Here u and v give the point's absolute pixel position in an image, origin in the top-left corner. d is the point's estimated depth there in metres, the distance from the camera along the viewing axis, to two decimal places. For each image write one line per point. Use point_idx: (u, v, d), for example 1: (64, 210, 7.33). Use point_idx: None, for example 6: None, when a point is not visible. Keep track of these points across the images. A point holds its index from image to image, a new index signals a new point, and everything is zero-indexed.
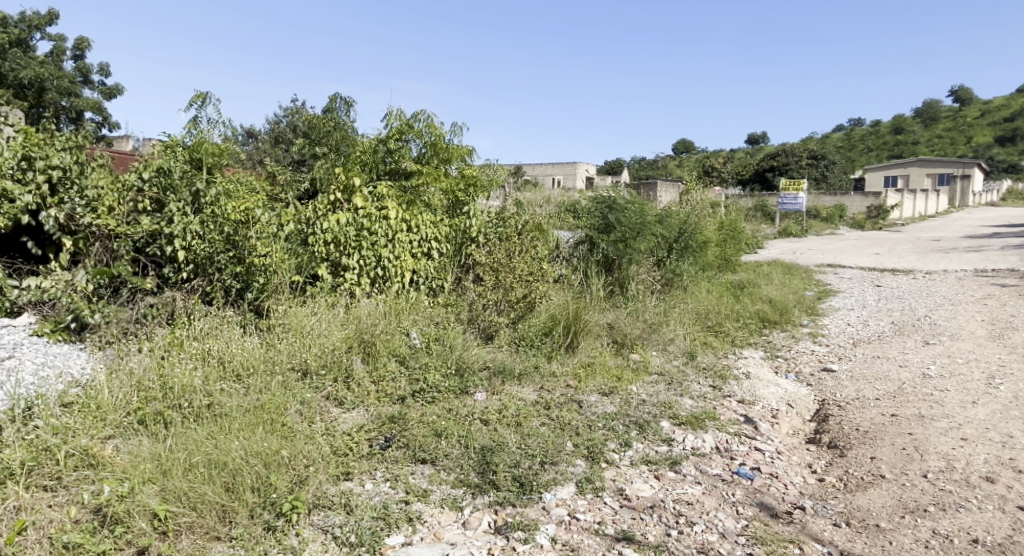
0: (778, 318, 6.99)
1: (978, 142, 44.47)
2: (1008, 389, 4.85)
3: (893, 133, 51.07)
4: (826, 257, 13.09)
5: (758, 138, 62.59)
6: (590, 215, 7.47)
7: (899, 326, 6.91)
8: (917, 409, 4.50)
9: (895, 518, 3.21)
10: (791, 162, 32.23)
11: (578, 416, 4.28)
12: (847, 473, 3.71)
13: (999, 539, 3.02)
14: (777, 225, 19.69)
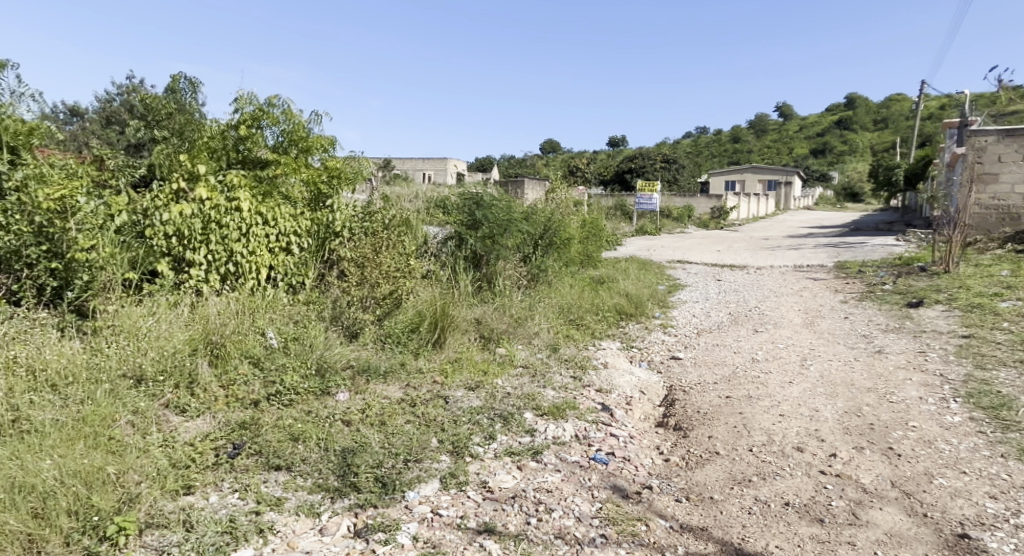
0: (633, 311, 7.34)
1: (799, 154, 49.74)
2: (817, 368, 5.43)
3: (732, 141, 55.75)
4: (676, 253, 13.99)
5: (618, 142, 65.78)
6: (458, 210, 7.43)
7: (735, 316, 7.51)
8: (747, 390, 4.91)
9: (725, 489, 3.46)
10: (646, 166, 34.13)
11: (443, 412, 4.24)
12: (689, 452, 3.96)
13: (805, 500, 3.32)
14: (634, 224, 20.72)
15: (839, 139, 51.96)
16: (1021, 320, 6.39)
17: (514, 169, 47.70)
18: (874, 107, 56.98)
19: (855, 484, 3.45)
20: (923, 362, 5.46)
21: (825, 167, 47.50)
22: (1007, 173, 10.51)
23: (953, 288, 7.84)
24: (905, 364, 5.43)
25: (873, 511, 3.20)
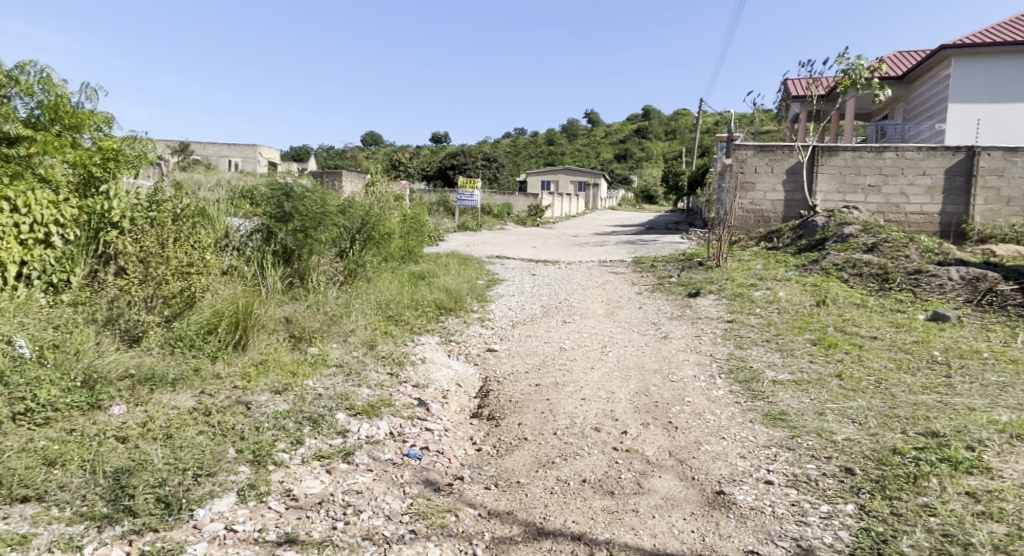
0: (453, 305, 7.33)
1: (604, 158, 53.39)
2: (615, 354, 5.81)
3: (546, 143, 58.41)
4: (495, 249, 14.29)
5: (440, 138, 66.23)
6: (266, 201, 6.84)
7: (547, 308, 7.82)
8: (554, 377, 5.11)
9: (531, 472, 3.56)
10: (469, 162, 34.63)
11: (244, 419, 3.90)
12: (499, 440, 4.03)
13: (601, 475, 3.51)
14: (456, 219, 20.89)
15: (639, 144, 56.57)
16: (770, 305, 7.38)
17: (330, 161, 45.87)
18: (666, 118, 62.74)
19: (641, 457, 3.72)
20: (696, 344, 6.10)
21: (627, 171, 51.45)
22: (760, 183, 11.98)
23: (722, 280, 8.84)
24: (684, 347, 6.02)
25: (654, 479, 3.46)
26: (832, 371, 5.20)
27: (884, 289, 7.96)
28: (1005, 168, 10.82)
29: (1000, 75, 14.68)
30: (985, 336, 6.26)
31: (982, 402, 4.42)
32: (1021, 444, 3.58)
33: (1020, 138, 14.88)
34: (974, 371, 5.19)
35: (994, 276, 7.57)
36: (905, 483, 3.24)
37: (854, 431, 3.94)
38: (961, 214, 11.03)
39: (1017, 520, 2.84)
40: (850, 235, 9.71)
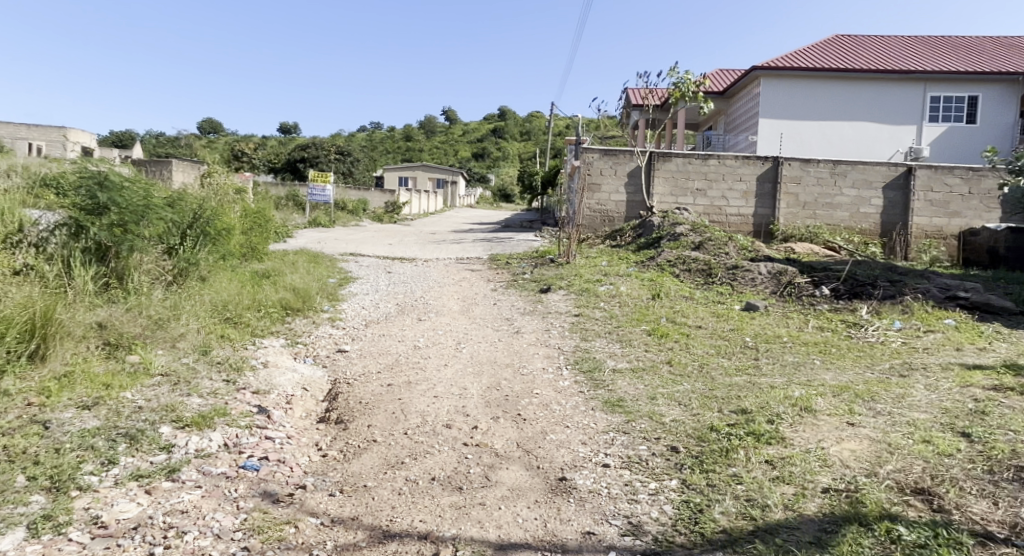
0: (300, 305, 7.01)
1: (462, 156, 53.61)
2: (468, 350, 5.86)
3: (403, 139, 57.69)
4: (348, 246, 13.87)
5: (289, 129, 63.29)
6: (74, 191, 6.08)
7: (401, 306, 7.73)
8: (407, 376, 5.07)
9: (379, 475, 3.50)
10: (321, 155, 33.37)
11: (42, 441, 3.48)
12: (347, 444, 3.92)
13: (451, 472, 3.52)
14: (306, 215, 20.09)
15: (495, 142, 57.42)
16: (611, 300, 7.81)
17: (160, 149, 42.13)
18: (518, 120, 64.23)
19: (490, 450, 3.78)
20: (545, 338, 6.32)
21: (485, 169, 52.02)
22: (605, 184, 12.61)
23: (571, 276, 9.22)
24: (534, 341, 6.21)
25: (501, 471, 3.52)
26: (663, 358, 5.62)
27: (708, 283, 8.72)
28: (802, 177, 12.25)
29: (798, 95, 16.64)
30: (786, 323, 7.06)
31: (781, 380, 5.00)
32: (810, 415, 4.09)
33: (814, 151, 16.91)
34: (778, 353, 5.85)
35: (794, 271, 8.57)
36: (718, 457, 3.57)
37: (679, 413, 4.29)
38: (770, 216, 12.32)
39: (803, 481, 3.24)
40: (680, 234, 10.50)
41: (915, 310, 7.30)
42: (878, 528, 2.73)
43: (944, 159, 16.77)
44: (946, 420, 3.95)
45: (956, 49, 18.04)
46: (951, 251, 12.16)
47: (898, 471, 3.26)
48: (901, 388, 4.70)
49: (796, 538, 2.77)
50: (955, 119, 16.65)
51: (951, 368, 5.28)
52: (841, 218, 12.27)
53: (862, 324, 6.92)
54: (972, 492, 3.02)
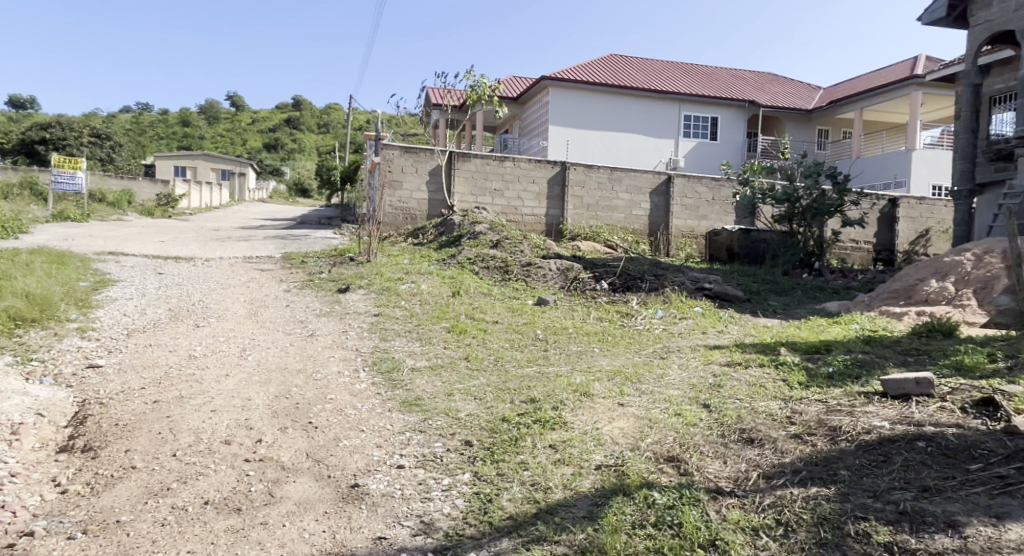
0: (38, 316, 6.05)
1: (252, 146, 49.81)
2: (254, 357, 5.50)
3: (181, 124, 52.44)
4: (107, 244, 12.26)
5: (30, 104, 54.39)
6: None
7: (174, 312, 7.03)
8: (178, 390, 4.61)
9: (137, 507, 3.13)
10: (69, 137, 29.46)
11: None
12: (96, 475, 3.46)
13: (227, 493, 3.26)
14: (50, 208, 17.42)
15: (288, 133, 54.33)
16: (411, 298, 7.80)
17: None
18: (314, 112, 61.66)
19: (276, 464, 3.57)
20: (342, 339, 6.14)
21: (278, 161, 48.96)
22: (406, 182, 12.50)
23: (371, 274, 9.05)
24: (330, 343, 6.00)
25: (287, 486, 3.35)
26: (461, 354, 5.75)
27: (505, 280, 9.06)
28: (585, 181, 13.20)
29: (580, 106, 17.97)
30: (571, 315, 7.58)
31: (565, 368, 5.37)
32: (587, 399, 4.44)
33: (595, 158, 18.33)
34: (564, 344, 6.27)
35: (579, 267, 9.23)
36: (507, 446, 3.73)
37: (474, 406, 4.41)
38: (559, 217, 13.11)
39: (580, 460, 3.50)
40: (479, 233, 10.77)
41: (673, 300, 8.24)
42: (638, 496, 3.02)
43: (700, 169, 19.10)
44: (693, 394, 4.53)
45: (704, 77, 20.72)
46: (701, 248, 13.94)
47: (655, 443, 3.66)
48: (661, 369, 5.30)
49: (572, 515, 2.98)
50: (706, 135, 19.07)
51: (699, 349, 6.06)
52: (618, 219, 13.42)
53: (632, 314, 7.66)
54: (710, 455, 3.48)
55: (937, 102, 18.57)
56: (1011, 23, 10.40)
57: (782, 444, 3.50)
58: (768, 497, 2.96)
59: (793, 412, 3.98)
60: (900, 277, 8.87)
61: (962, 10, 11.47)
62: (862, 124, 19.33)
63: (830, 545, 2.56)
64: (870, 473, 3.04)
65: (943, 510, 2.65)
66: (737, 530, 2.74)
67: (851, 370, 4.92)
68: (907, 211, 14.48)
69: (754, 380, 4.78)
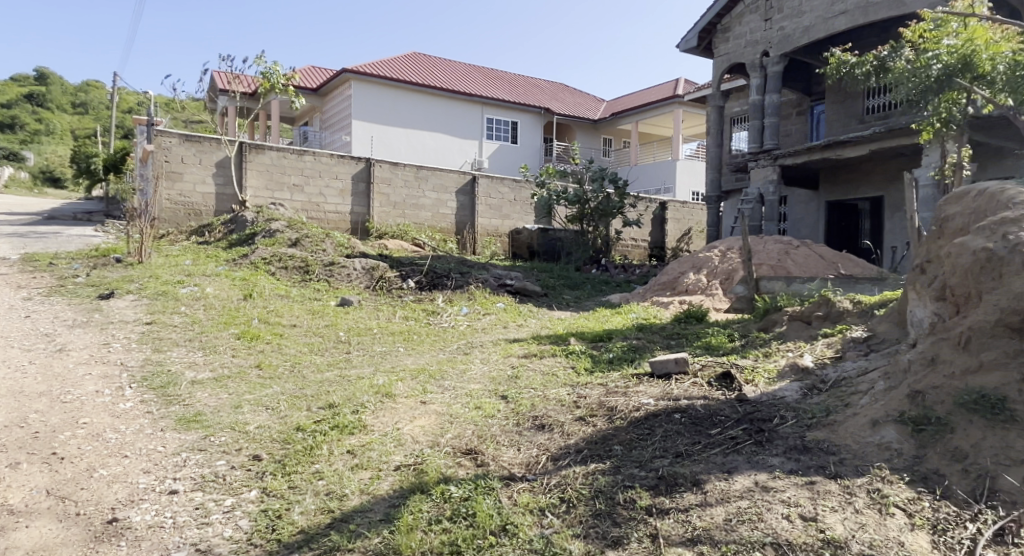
0: None
1: None
2: None
3: None
4: None
5: None
6: None
7: None
8: None
9: None
10: None
11: None
12: None
13: None
14: None
15: (33, 111, 46.41)
16: (195, 302, 7.13)
17: None
18: (68, 88, 53.66)
19: (2, 508, 3.04)
20: (105, 353, 5.42)
21: (21, 144, 41.54)
22: (188, 173, 11.34)
23: (143, 278, 8.09)
24: (86, 359, 5.25)
25: (17, 533, 2.86)
26: (252, 362, 5.34)
27: (305, 280, 8.62)
28: (390, 178, 13.00)
29: (381, 102, 17.66)
30: (376, 315, 7.41)
31: (368, 370, 5.22)
32: (389, 400, 4.36)
33: (400, 156, 18.14)
34: (367, 345, 6.11)
35: (384, 266, 9.07)
36: (301, 456, 3.53)
37: (266, 418, 4.12)
38: (365, 214, 12.77)
39: (379, 463, 3.42)
40: (276, 230, 10.13)
41: (477, 296, 8.42)
42: (434, 492, 3.02)
43: (502, 171, 19.76)
44: (492, 386, 4.64)
45: (502, 82, 21.45)
46: (505, 246, 14.39)
47: (454, 438, 3.69)
48: (463, 364, 5.39)
49: (368, 519, 2.89)
50: (505, 138, 19.80)
51: (499, 343, 6.25)
52: (425, 218, 13.40)
53: (438, 312, 7.69)
54: (505, 443, 3.59)
55: (696, 119, 21.02)
56: (742, 56, 11.98)
57: (568, 427, 3.71)
58: (554, 477, 3.10)
59: (579, 396, 4.24)
60: (667, 271, 9.88)
61: (708, 42, 12.91)
62: (637, 134, 21.30)
63: (603, 514, 2.74)
64: (637, 446, 3.33)
65: (691, 471, 2.96)
66: (526, 512, 2.84)
67: (627, 354, 5.39)
68: (674, 214, 16.25)
69: (547, 369, 5.04)
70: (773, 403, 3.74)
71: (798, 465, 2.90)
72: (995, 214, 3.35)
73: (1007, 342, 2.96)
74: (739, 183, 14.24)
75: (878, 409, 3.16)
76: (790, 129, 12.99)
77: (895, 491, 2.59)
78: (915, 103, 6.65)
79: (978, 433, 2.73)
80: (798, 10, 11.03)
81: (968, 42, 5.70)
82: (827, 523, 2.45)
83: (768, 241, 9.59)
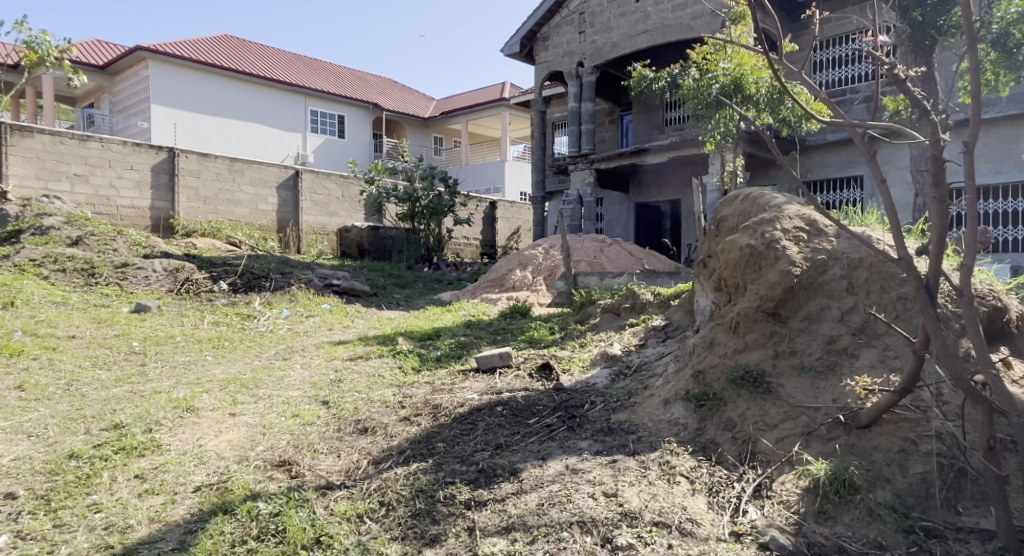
0: None
1: None
2: None
3: None
4: None
5: None
6: None
7: None
8: None
9: None
10: None
11: None
12: None
13: None
14: None
15: None
16: None
17: None
18: None
19: None
20: None
21: None
22: None
23: None
24: None
25: None
26: (12, 383, 4.65)
27: (90, 285, 7.70)
28: (200, 170, 12.01)
29: (186, 86, 16.25)
30: (180, 321, 6.82)
31: (168, 383, 4.79)
32: (191, 415, 4.03)
33: (211, 146, 16.85)
34: (167, 355, 5.60)
35: (191, 267, 8.40)
36: (72, 488, 3.16)
37: (28, 448, 3.63)
38: (168, 210, 11.66)
39: (175, 486, 3.16)
40: (49, 228, 8.90)
41: (299, 298, 8.05)
42: (240, 511, 2.84)
43: (326, 166, 19.07)
44: (313, 392, 4.47)
45: (326, 73, 20.71)
46: (332, 245, 13.93)
47: (266, 450, 3.50)
48: (282, 371, 5.12)
49: (157, 550, 2.65)
50: (329, 132, 19.13)
51: (322, 346, 6.05)
52: (241, 214, 12.54)
53: (254, 316, 7.25)
54: (324, 451, 3.48)
55: (521, 121, 21.76)
56: (560, 65, 12.56)
57: (392, 428, 3.68)
58: (375, 481, 3.07)
59: (404, 396, 4.23)
60: (495, 268, 10.13)
61: (530, 49, 13.38)
62: (465, 134, 21.61)
63: (422, 513, 2.76)
64: (460, 441, 3.40)
65: (510, 461, 3.07)
66: (342, 521, 2.77)
67: (454, 351, 5.47)
68: (502, 212, 16.69)
69: (373, 371, 4.95)
70: (585, 389, 4.00)
71: (603, 445, 3.13)
72: (757, 214, 3.88)
73: (765, 325, 3.38)
74: (561, 184, 14.97)
75: (669, 390, 3.50)
76: (604, 136, 13.89)
77: (681, 462, 2.88)
78: (702, 117, 7.40)
79: (742, 405, 3.12)
80: (608, 26, 11.84)
81: (737, 67, 6.48)
82: (625, 497, 2.65)
83: (584, 239, 10.19)
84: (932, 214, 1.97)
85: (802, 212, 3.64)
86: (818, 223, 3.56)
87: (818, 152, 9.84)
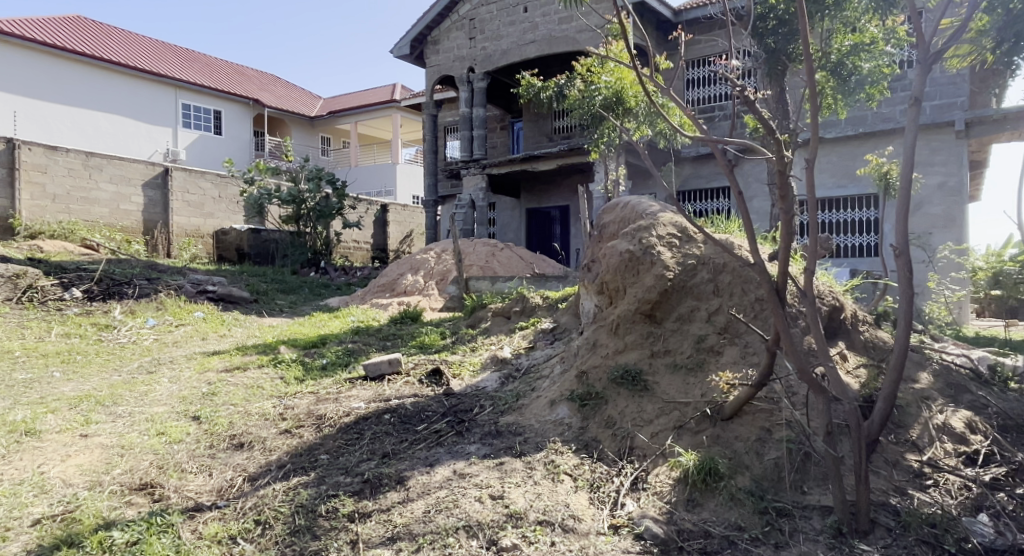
0: None
1: None
2: None
3: None
4: None
5: None
6: None
7: None
8: None
9: None
10: None
11: None
12: None
13: None
14: None
15: None
16: None
17: None
18: None
19: None
20: None
21: None
22: None
23: None
24: None
25: None
26: None
27: None
28: (47, 166, 11.01)
29: (33, 72, 14.92)
30: (20, 334, 6.22)
31: (4, 404, 4.35)
32: (32, 439, 3.70)
33: (62, 138, 15.51)
34: (6, 372, 5.10)
35: (36, 272, 7.66)
36: None
37: None
38: (8, 208, 10.57)
39: (8, 521, 2.87)
40: None
41: (168, 306, 7.57)
42: (89, 543, 2.63)
43: (201, 164, 18.05)
44: (181, 408, 4.23)
45: (202, 66, 19.64)
46: (207, 248, 13.20)
47: (124, 474, 3.28)
48: (146, 386, 4.80)
49: None
50: (205, 129, 18.12)
51: (194, 357, 5.73)
52: (99, 215, 11.64)
53: (113, 326, 6.74)
54: (193, 470, 3.31)
55: (414, 124, 21.66)
56: (450, 70, 12.60)
57: (271, 442, 3.56)
58: (250, 499, 2.96)
59: (284, 408, 4.09)
60: (386, 272, 9.99)
61: (420, 52, 13.28)
62: (355, 135, 21.20)
63: (302, 530, 2.69)
64: (344, 452, 3.34)
65: (396, 470, 3.06)
66: (212, 544, 2.65)
67: (340, 359, 5.35)
68: (395, 216, 16.45)
69: (251, 382, 4.74)
70: (474, 394, 4.04)
71: (491, 449, 3.18)
72: (634, 222, 4.08)
73: (642, 327, 3.56)
74: (452, 188, 15.00)
75: (555, 391, 3.60)
76: (494, 142, 14.09)
77: (565, 460, 2.98)
78: (587, 126, 7.66)
79: (623, 403, 3.27)
80: (497, 33, 12.03)
81: (618, 81, 6.86)
82: (511, 499, 2.71)
83: (476, 242, 10.29)
84: (780, 223, 2.17)
85: (674, 219, 3.86)
86: (688, 230, 3.80)
87: (690, 164, 10.43)
